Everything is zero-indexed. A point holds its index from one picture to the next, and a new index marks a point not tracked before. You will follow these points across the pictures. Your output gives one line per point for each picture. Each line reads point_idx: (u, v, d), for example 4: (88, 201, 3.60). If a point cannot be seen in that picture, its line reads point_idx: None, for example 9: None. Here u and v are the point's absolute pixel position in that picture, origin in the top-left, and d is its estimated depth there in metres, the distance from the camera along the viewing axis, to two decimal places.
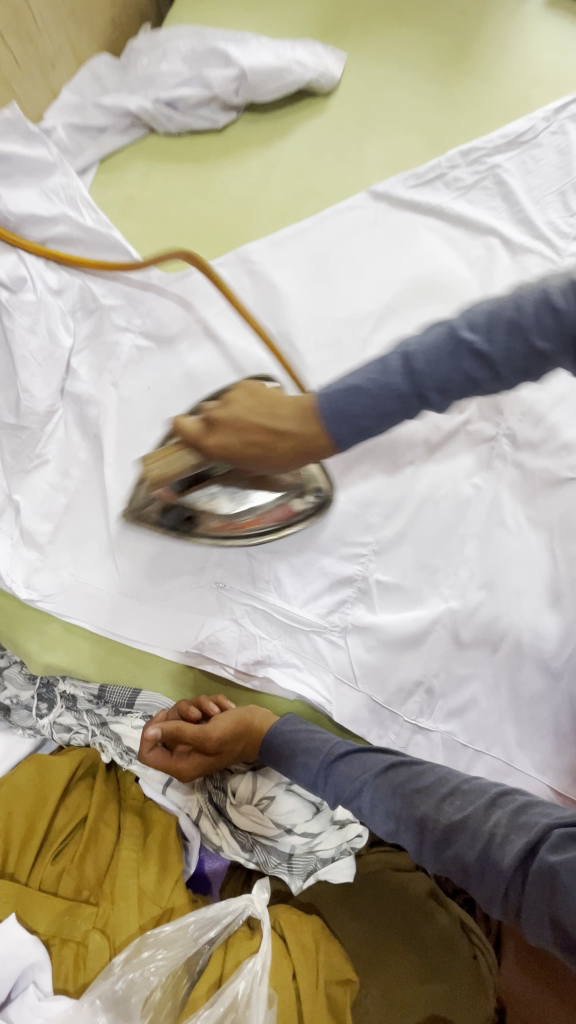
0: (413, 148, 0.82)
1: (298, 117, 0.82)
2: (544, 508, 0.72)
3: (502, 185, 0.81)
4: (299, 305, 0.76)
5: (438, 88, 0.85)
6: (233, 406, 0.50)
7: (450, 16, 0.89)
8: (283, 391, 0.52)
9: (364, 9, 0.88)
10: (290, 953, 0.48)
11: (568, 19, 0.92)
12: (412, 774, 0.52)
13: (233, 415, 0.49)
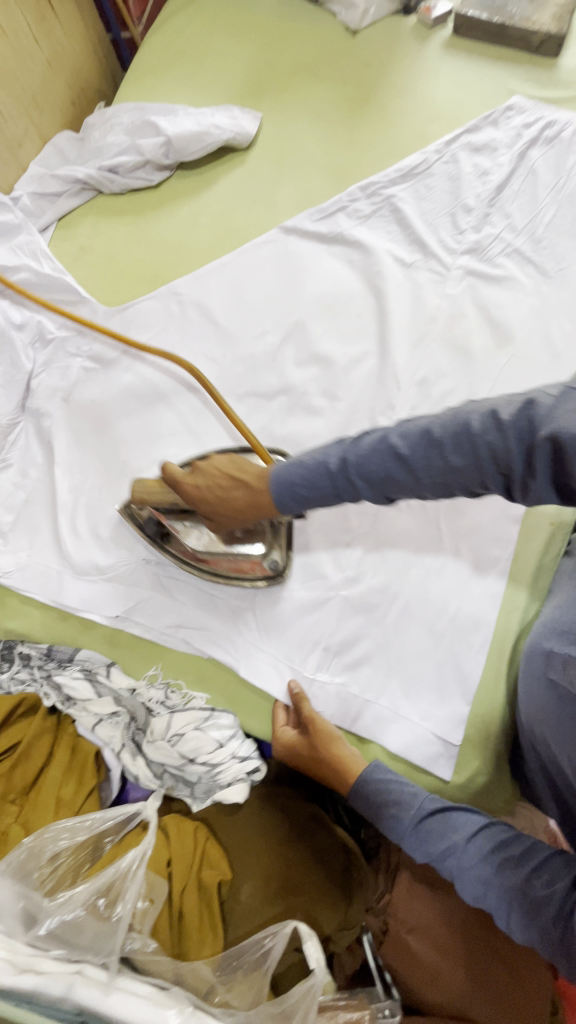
0: (319, 188, 0.96)
1: (223, 171, 0.98)
2: None
3: (398, 211, 0.93)
4: (219, 325, 0.89)
5: (343, 134, 0.99)
6: (198, 480, 0.65)
7: (356, 72, 1.03)
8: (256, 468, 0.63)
9: (281, 73, 1.04)
10: (168, 844, 0.61)
11: (466, 58, 1.04)
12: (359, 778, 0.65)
13: (207, 482, 0.64)
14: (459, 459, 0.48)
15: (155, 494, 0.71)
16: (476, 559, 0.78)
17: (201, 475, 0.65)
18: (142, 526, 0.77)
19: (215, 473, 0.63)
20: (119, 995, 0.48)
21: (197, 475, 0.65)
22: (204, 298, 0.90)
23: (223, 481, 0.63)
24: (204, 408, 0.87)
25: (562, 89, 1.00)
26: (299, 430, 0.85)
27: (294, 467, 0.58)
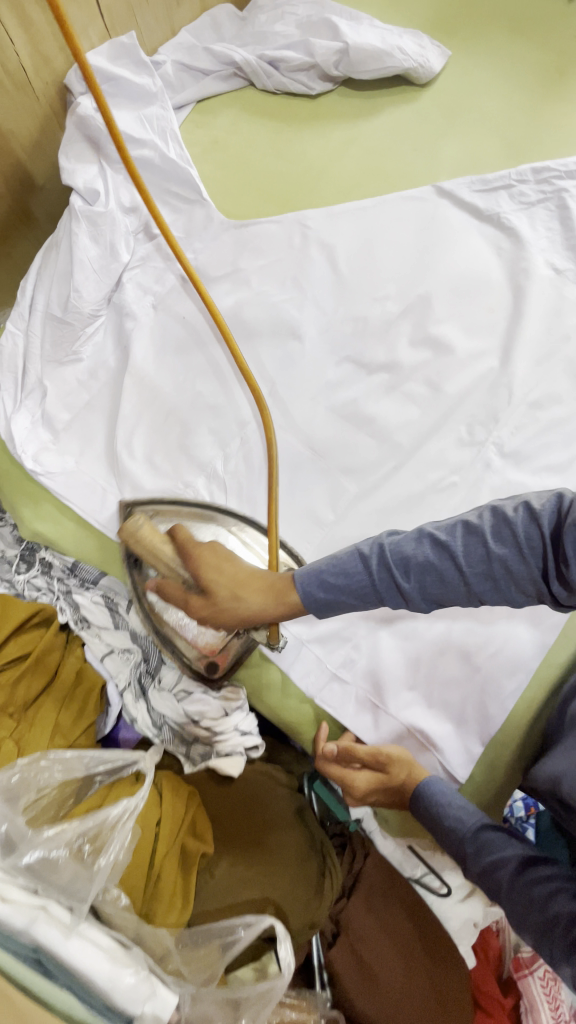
0: (487, 155, 0.85)
1: (389, 104, 0.86)
2: None
3: (566, 209, 0.83)
4: (338, 276, 0.81)
5: (530, 104, 0.88)
6: (204, 556, 0.61)
7: (564, 39, 0.91)
8: (254, 568, 0.60)
9: (480, 16, 0.92)
10: (161, 803, 0.60)
11: None
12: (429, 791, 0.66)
13: (215, 572, 0.60)
14: (503, 546, 0.50)
15: (150, 547, 0.65)
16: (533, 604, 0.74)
17: (213, 549, 0.62)
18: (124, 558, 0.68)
19: (224, 560, 0.61)
20: (80, 941, 0.45)
21: (209, 550, 0.62)
22: (331, 240, 0.81)
23: (246, 579, 0.59)
24: (297, 359, 0.79)
25: None
26: (391, 417, 0.79)
27: (325, 574, 0.55)
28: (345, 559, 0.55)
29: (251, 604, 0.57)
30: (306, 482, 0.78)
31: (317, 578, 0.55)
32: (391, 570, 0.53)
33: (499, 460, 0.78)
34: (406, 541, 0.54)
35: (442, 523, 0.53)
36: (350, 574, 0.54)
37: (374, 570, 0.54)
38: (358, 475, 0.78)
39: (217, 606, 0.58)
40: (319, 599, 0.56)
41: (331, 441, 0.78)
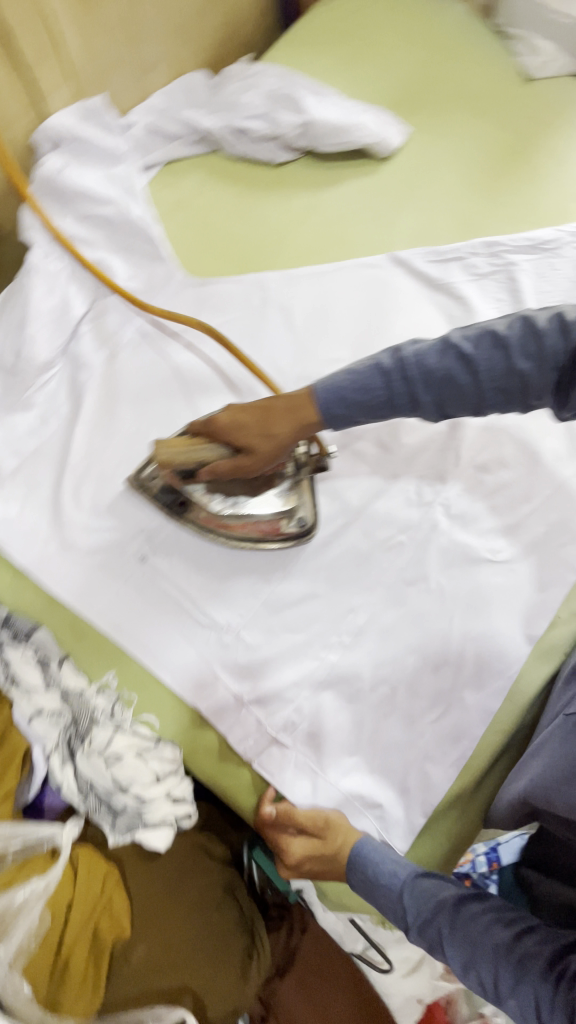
0: (442, 227, 0.89)
1: (351, 174, 0.90)
2: (456, 579, 0.77)
3: (516, 280, 0.87)
4: (295, 336, 0.83)
5: (484, 181, 0.93)
6: (219, 423, 0.64)
7: (518, 120, 0.97)
8: (273, 400, 0.64)
9: (441, 93, 0.96)
10: (76, 884, 0.58)
11: None
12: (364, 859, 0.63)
13: (248, 430, 0.63)
14: (495, 364, 0.54)
15: (182, 452, 0.63)
16: (477, 668, 0.74)
17: (222, 417, 0.65)
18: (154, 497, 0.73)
19: (240, 414, 0.64)
20: None
21: (216, 419, 0.65)
22: (290, 301, 0.84)
23: (279, 409, 0.64)
24: None
25: None
26: (341, 475, 0.80)
27: (345, 389, 0.60)
28: (360, 369, 0.60)
29: (285, 433, 0.63)
30: (256, 536, 0.76)
31: (337, 395, 0.60)
32: (412, 385, 0.58)
33: (446, 521, 0.79)
34: (430, 352, 0.56)
35: (455, 338, 0.56)
36: (369, 389, 0.59)
37: (392, 382, 0.58)
38: (309, 532, 0.77)
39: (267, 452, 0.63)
40: (339, 415, 0.61)
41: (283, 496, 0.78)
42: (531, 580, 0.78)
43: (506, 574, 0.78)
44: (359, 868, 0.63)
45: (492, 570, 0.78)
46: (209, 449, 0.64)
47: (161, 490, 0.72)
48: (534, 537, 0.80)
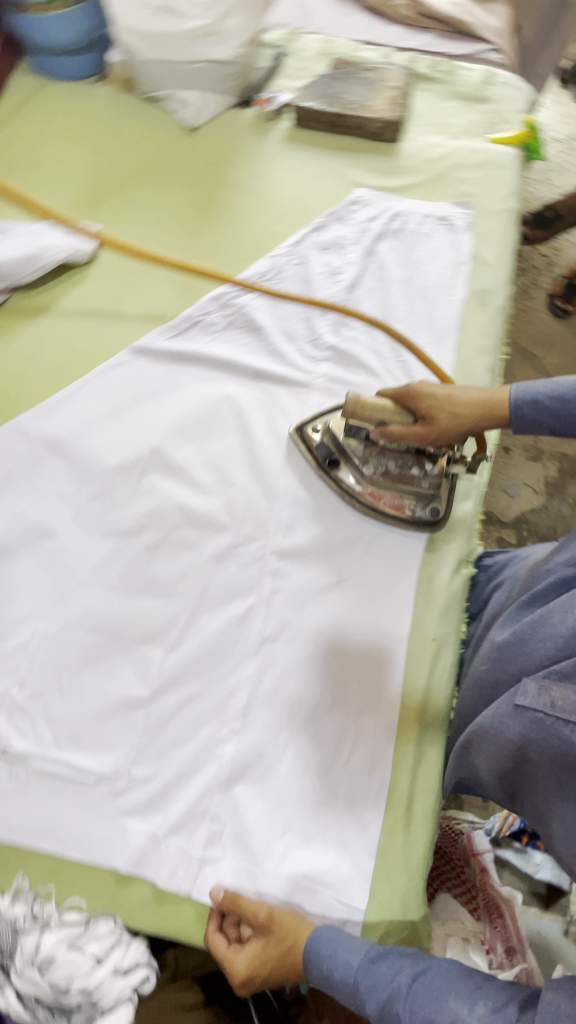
0: (169, 301, 0.93)
1: (66, 290, 0.93)
2: (314, 614, 0.77)
3: (252, 320, 0.91)
4: (71, 461, 0.82)
5: (190, 239, 0.96)
6: (444, 400, 0.77)
7: (199, 172, 1.01)
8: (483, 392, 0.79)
9: (119, 179, 1.00)
10: None
11: (308, 147, 1.03)
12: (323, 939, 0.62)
13: (435, 399, 0.77)
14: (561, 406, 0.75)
15: (369, 411, 0.77)
16: (365, 690, 0.75)
17: (454, 395, 0.77)
18: (312, 453, 0.84)
19: (457, 399, 0.77)
20: None
21: (442, 392, 0.78)
22: (54, 431, 0.84)
23: (467, 402, 0.77)
24: (59, 555, 0.79)
25: (404, 177, 1.00)
26: (169, 570, 0.79)
27: (538, 399, 0.76)
28: (547, 391, 0.76)
29: (474, 419, 0.77)
30: (109, 669, 0.75)
31: (530, 402, 0.76)
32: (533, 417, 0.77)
33: (282, 562, 0.79)
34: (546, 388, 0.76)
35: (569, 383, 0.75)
36: (560, 397, 0.75)
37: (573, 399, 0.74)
38: (160, 639, 0.76)
39: (447, 419, 0.76)
40: (528, 417, 0.77)
41: (121, 618, 0.77)
42: (380, 582, 0.79)
43: (355, 589, 0.79)
44: (318, 946, 0.62)
45: (341, 592, 0.79)
46: (399, 419, 0.78)
47: (320, 445, 0.83)
48: (367, 541, 0.81)
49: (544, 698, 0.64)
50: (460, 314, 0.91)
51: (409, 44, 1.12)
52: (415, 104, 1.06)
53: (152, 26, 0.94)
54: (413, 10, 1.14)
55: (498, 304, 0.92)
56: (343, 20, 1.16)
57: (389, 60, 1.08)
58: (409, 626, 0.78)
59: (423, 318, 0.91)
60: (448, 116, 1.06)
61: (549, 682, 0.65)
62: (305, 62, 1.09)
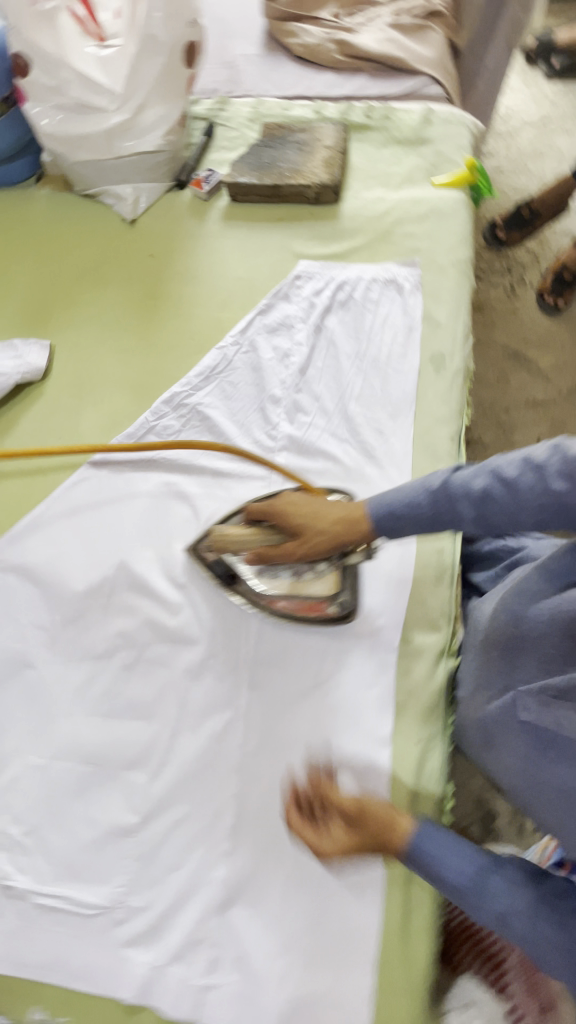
0: (123, 408, 0.92)
1: (22, 409, 0.93)
2: (294, 724, 0.76)
3: (205, 420, 0.91)
4: (41, 589, 0.84)
5: (139, 341, 0.96)
6: (318, 510, 0.71)
7: (141, 266, 1.00)
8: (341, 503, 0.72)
9: (65, 286, 1.00)
10: None
11: (248, 223, 1.01)
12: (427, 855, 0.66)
13: (302, 511, 0.72)
14: (530, 484, 0.56)
15: (233, 537, 0.76)
16: None
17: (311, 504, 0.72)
18: (211, 569, 0.81)
19: (317, 506, 0.72)
20: None
21: (289, 504, 0.73)
22: (23, 559, 0.85)
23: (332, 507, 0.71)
24: (39, 688, 0.80)
25: (347, 240, 0.97)
26: (146, 692, 0.79)
27: (392, 504, 0.66)
28: (401, 496, 0.66)
29: (333, 534, 0.69)
30: (98, 799, 0.76)
31: (388, 511, 0.67)
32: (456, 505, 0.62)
33: (257, 672, 0.78)
34: (457, 476, 0.63)
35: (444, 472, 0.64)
36: (413, 503, 0.65)
37: (438, 500, 0.63)
38: (145, 764, 0.77)
39: (313, 538, 0.69)
40: (390, 524, 0.67)
41: (105, 745, 0.77)
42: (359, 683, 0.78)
43: (334, 693, 0.77)
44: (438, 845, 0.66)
45: (321, 697, 0.77)
46: (261, 536, 0.75)
47: (216, 564, 0.80)
48: (341, 641, 0.79)
49: (549, 714, 0.63)
50: (417, 385, 0.89)
51: (342, 91, 1.08)
52: (353, 158, 1.03)
53: (77, 127, 0.94)
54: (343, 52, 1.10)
55: (455, 367, 0.89)
56: (271, 74, 1.12)
57: (321, 115, 1.05)
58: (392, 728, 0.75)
59: (379, 395, 0.89)
60: (388, 165, 1.02)
61: (548, 699, 0.63)
62: (236, 127, 1.06)
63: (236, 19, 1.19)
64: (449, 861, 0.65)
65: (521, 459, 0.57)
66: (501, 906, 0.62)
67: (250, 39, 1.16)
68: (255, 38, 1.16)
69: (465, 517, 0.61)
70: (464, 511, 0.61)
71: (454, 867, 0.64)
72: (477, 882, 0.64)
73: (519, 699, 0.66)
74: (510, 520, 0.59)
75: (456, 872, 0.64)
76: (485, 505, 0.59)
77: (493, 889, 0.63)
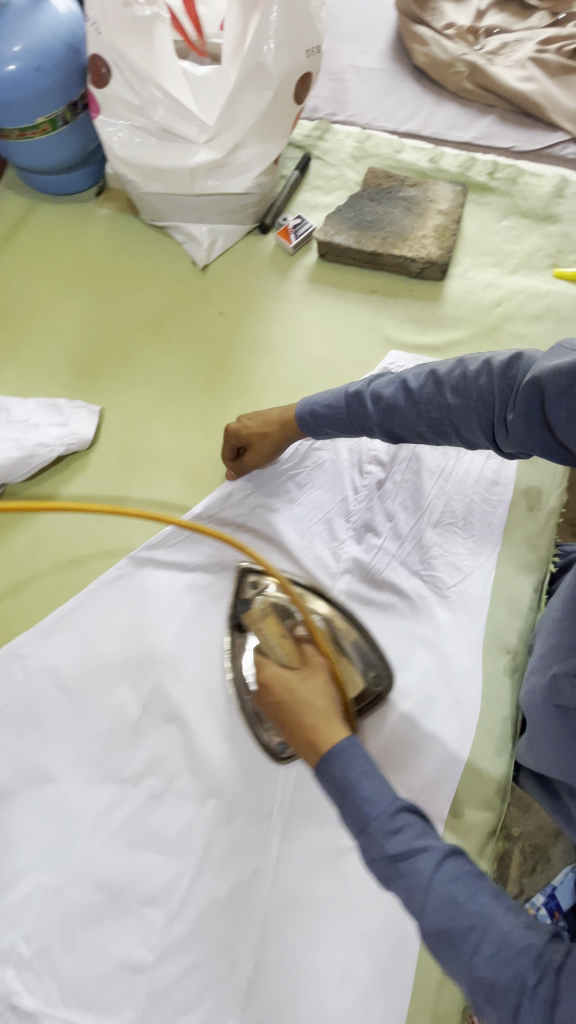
0: (175, 497, 0.82)
1: (60, 480, 0.83)
2: (326, 880, 0.74)
3: (263, 519, 0.81)
4: (71, 694, 0.78)
5: (199, 418, 0.85)
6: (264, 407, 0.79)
7: (209, 326, 0.88)
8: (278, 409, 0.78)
9: (121, 338, 0.89)
10: None
11: (335, 291, 0.88)
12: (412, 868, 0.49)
13: (310, 677, 0.63)
14: (455, 399, 0.60)
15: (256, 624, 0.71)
16: (379, 969, 0.70)
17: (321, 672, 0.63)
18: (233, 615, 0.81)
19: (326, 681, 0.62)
20: None
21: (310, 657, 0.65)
22: (53, 658, 0.80)
23: (327, 710, 0.59)
24: (60, 803, 0.76)
25: (448, 330, 0.85)
26: (172, 824, 0.75)
27: (317, 406, 0.71)
28: (325, 397, 0.70)
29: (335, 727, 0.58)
30: (110, 931, 0.72)
31: (312, 413, 0.71)
32: (366, 406, 0.67)
33: (291, 818, 0.75)
34: (384, 386, 0.66)
35: (443, 365, 0.63)
36: (334, 406, 0.70)
37: (349, 401, 0.68)
38: (164, 901, 0.73)
39: (298, 715, 0.59)
40: (313, 428, 0.72)
41: (125, 875, 0.74)
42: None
43: None
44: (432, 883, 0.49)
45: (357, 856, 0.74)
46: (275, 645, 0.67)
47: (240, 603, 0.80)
48: None
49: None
50: (505, 521, 0.80)
51: (464, 135, 0.92)
52: (467, 226, 0.88)
53: (156, 156, 0.80)
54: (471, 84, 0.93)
55: (551, 508, 0.80)
56: (385, 96, 0.95)
57: (437, 166, 0.90)
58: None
59: (459, 526, 0.81)
60: (507, 241, 0.88)
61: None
62: (336, 166, 0.91)
63: (350, 22, 1.01)
64: (380, 821, 0.51)
65: (429, 374, 0.62)
66: (483, 973, 0.45)
67: (364, 48, 0.99)
68: (370, 48, 0.99)
69: (374, 420, 0.66)
70: (370, 416, 0.67)
71: (435, 847, 0.50)
72: (394, 817, 0.52)
73: (553, 683, 0.63)
74: (406, 427, 0.64)
75: (407, 885, 0.49)
76: (389, 413, 0.65)
77: (463, 893, 0.48)
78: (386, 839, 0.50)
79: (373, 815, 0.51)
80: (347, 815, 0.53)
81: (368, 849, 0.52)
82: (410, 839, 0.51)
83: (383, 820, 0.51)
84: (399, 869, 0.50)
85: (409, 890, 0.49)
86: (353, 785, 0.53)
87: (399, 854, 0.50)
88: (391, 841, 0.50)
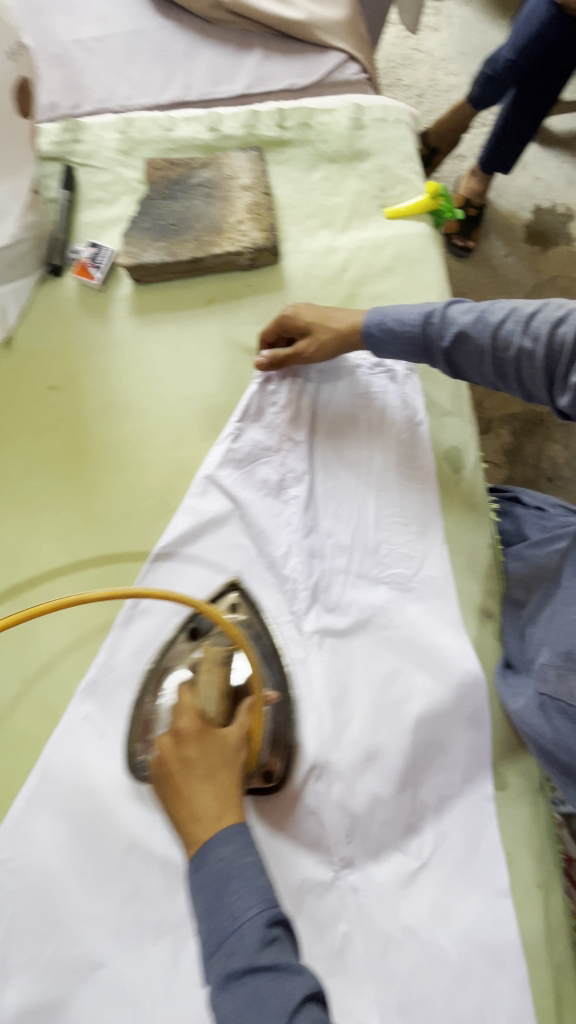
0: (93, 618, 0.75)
1: None
2: (412, 907, 0.69)
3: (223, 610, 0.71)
4: (74, 870, 0.67)
5: (78, 514, 0.72)
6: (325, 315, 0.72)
7: (42, 406, 0.74)
8: (337, 314, 0.72)
9: None
10: None
11: (168, 314, 0.76)
12: (276, 980, 0.50)
13: (227, 765, 0.62)
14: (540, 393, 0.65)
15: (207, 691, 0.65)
16: (492, 952, 0.68)
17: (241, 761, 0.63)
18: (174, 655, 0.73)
19: (230, 766, 0.62)
20: None
21: (238, 749, 0.63)
22: (37, 845, 0.67)
23: (221, 788, 0.60)
24: (116, 988, 0.63)
25: None
26: None
27: (387, 318, 0.69)
28: (397, 313, 0.69)
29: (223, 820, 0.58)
30: None
31: (381, 324, 0.70)
32: (437, 334, 0.68)
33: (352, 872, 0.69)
34: (464, 314, 0.67)
35: (515, 308, 0.65)
36: (406, 323, 0.69)
37: (424, 328, 0.68)
38: None
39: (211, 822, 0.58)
40: (381, 347, 0.71)
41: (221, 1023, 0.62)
42: (464, 841, 0.72)
43: (443, 856, 0.71)
44: (247, 991, 0.49)
45: (429, 873, 0.70)
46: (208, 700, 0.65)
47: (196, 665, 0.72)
48: (437, 805, 0.73)
49: (565, 685, 0.68)
50: (438, 493, 0.77)
51: (234, 88, 0.80)
52: (278, 191, 0.78)
53: None
54: (221, 11, 0.81)
55: (475, 466, 0.78)
56: (128, 66, 0.81)
57: (220, 132, 0.78)
58: (508, 876, 0.71)
59: (397, 515, 0.76)
60: (325, 196, 0.79)
61: (567, 669, 0.69)
62: (108, 168, 0.77)
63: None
64: (251, 932, 0.52)
65: (501, 325, 0.65)
66: None
67: (81, 14, 0.83)
68: (88, 13, 0.83)
69: (439, 353, 0.68)
70: (441, 350, 0.68)
71: (306, 977, 0.51)
72: (267, 930, 0.52)
73: (541, 673, 0.70)
74: (474, 363, 0.67)
75: (264, 1002, 0.49)
76: (458, 345, 0.67)
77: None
78: (256, 951, 0.50)
79: (235, 936, 0.52)
80: (218, 922, 0.53)
81: (221, 963, 0.51)
82: (280, 954, 0.51)
83: (256, 930, 0.52)
84: (259, 983, 0.49)
85: (269, 1008, 0.49)
86: (229, 882, 0.54)
87: (269, 968, 0.50)
88: (260, 954, 0.51)
